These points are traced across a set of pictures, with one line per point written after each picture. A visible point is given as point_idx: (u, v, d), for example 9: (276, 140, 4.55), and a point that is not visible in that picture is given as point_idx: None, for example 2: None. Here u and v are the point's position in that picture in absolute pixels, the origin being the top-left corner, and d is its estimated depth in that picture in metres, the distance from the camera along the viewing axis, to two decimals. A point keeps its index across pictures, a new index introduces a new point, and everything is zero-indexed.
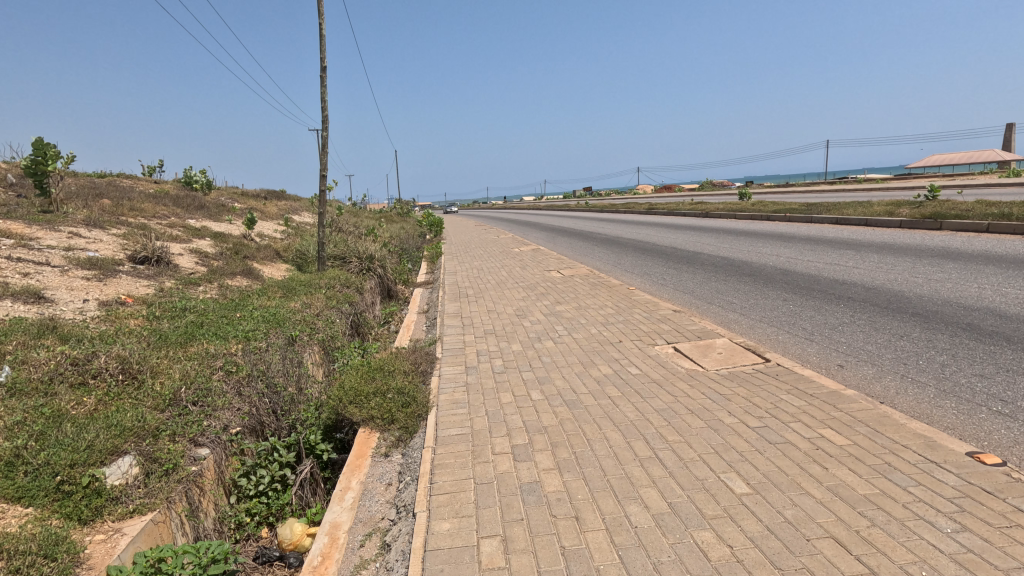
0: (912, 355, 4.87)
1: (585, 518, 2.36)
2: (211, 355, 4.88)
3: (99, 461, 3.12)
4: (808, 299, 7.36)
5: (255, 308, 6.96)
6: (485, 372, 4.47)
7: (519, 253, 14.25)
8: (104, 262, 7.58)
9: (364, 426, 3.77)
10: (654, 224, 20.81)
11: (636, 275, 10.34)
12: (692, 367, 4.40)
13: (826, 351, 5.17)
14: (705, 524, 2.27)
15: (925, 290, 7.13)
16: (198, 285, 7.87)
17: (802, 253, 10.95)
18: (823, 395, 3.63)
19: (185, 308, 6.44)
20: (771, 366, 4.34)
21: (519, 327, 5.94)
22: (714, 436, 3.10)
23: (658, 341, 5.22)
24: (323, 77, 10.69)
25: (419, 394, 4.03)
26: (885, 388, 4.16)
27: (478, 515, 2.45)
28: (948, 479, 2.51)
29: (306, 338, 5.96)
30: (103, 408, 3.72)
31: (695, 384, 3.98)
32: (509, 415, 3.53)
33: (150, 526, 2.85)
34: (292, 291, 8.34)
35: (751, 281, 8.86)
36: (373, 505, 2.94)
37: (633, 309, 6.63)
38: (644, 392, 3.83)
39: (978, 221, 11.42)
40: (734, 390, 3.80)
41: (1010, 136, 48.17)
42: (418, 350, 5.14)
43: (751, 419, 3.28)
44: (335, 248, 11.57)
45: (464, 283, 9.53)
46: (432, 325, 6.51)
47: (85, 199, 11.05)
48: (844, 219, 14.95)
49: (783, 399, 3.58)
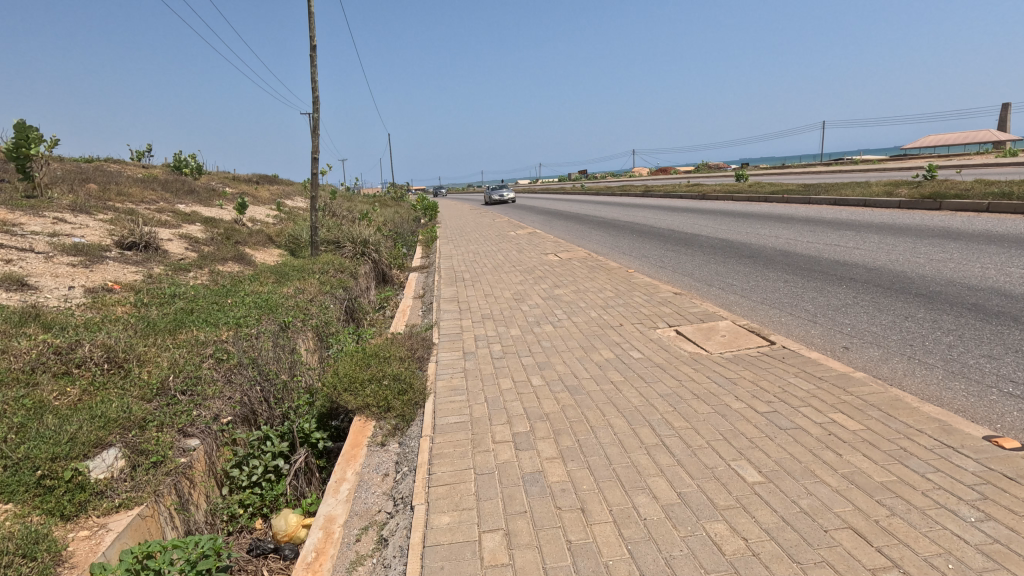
0: (918, 337, 4.79)
1: (592, 511, 2.25)
2: (201, 342, 4.74)
3: (82, 454, 2.98)
4: (809, 281, 7.25)
5: (247, 294, 6.80)
6: (483, 358, 4.35)
7: (516, 236, 14.08)
8: (90, 248, 7.38)
9: (359, 415, 3.66)
10: (642, 217, 17.44)
11: (634, 258, 10.17)
12: (695, 351, 4.30)
13: (830, 333, 5.07)
14: (717, 516, 2.17)
15: (927, 270, 7.04)
16: (188, 271, 7.71)
17: (802, 234, 10.82)
18: (832, 378, 3.53)
19: (174, 295, 6.28)
20: (777, 348, 4.23)
21: (517, 311, 5.81)
22: (722, 421, 3.00)
23: (660, 324, 5.11)
24: (313, 57, 10.41)
25: (416, 381, 3.91)
26: (892, 370, 4.11)
27: (478, 508, 2.34)
28: (968, 465, 2.41)
29: (299, 324, 5.84)
30: (88, 399, 3.57)
31: (701, 368, 3.87)
32: (508, 402, 3.41)
33: (136, 521, 2.76)
34: (285, 276, 8.21)
35: (752, 263, 8.72)
36: (368, 497, 2.81)
37: (632, 291, 6.51)
38: (648, 377, 3.73)
39: (978, 201, 11.33)
40: (740, 374, 3.70)
41: (1006, 115, 47.91)
42: (414, 336, 5.01)
43: (759, 404, 3.18)
44: (328, 233, 11.36)
45: (460, 267, 9.40)
46: (428, 310, 6.38)
47: (70, 183, 10.77)
48: (842, 199, 14.83)
49: (791, 382, 3.49)
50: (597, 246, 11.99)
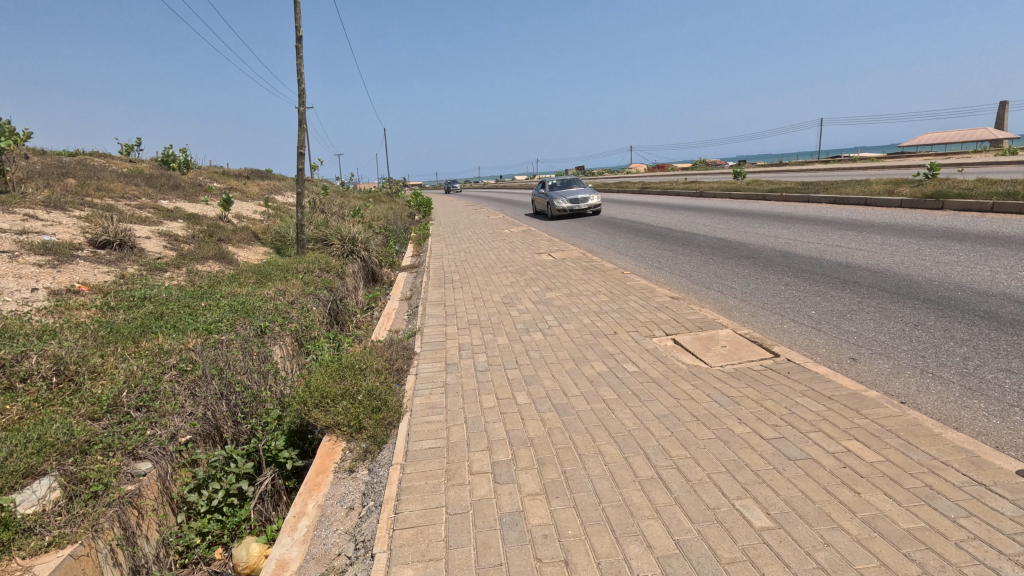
0: (930, 347, 4.52)
1: (576, 564, 1.96)
2: (164, 351, 4.41)
3: (8, 487, 2.68)
4: (811, 284, 6.98)
5: (224, 296, 6.48)
6: (466, 370, 4.04)
7: (509, 234, 13.79)
8: (59, 246, 7.05)
9: (328, 435, 3.35)
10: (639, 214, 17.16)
11: (629, 258, 9.88)
12: (694, 363, 4.00)
13: (836, 342, 4.79)
14: (721, 572, 1.88)
15: (934, 274, 6.77)
16: (165, 271, 7.38)
17: (802, 234, 10.54)
18: (843, 397, 3.23)
19: (144, 297, 5.95)
20: (781, 361, 3.94)
21: (506, 316, 5.51)
22: (724, 449, 2.70)
23: (656, 332, 4.82)
24: (299, 48, 10.05)
25: (392, 398, 3.60)
26: (904, 386, 3.83)
27: (447, 558, 2.05)
28: (1005, 509, 2.12)
29: (277, 329, 5.53)
30: (28, 419, 3.26)
31: (700, 384, 3.57)
32: (490, 425, 3.10)
33: (67, 563, 2.45)
34: (267, 276, 7.89)
35: (751, 264, 8.44)
36: (328, 536, 2.52)
37: (628, 295, 6.21)
38: (642, 395, 3.42)
39: (982, 201, 11.08)
40: (743, 392, 3.39)
41: (1003, 114, 47.83)
42: (395, 344, 4.70)
43: (765, 428, 2.89)
44: (316, 230, 11.02)
45: (450, 266, 9.10)
46: (413, 314, 6.08)
47: (47, 178, 10.40)
48: (842, 198, 14.58)
49: (798, 402, 3.19)
50: (592, 245, 11.69)
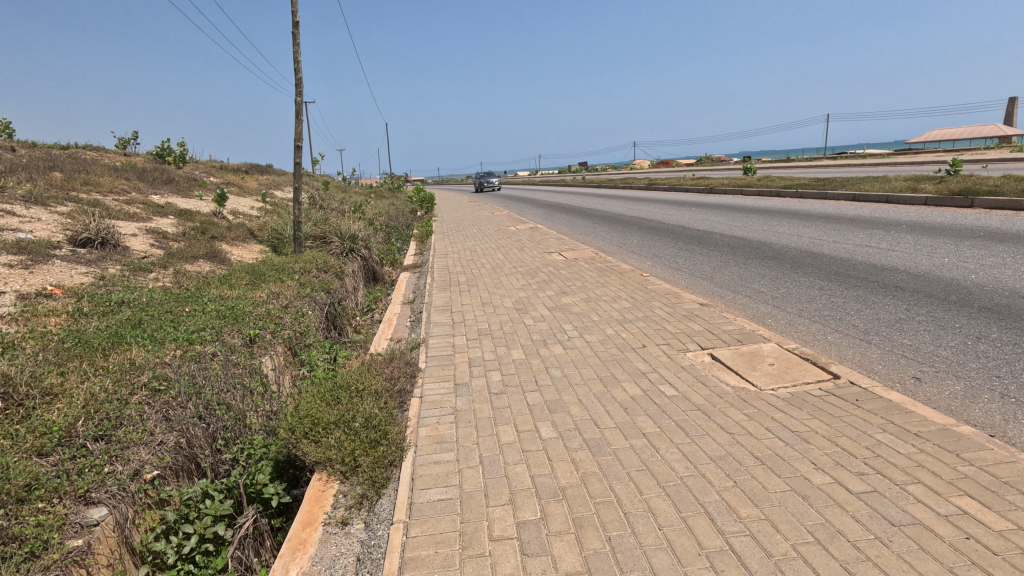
0: (1003, 365, 3.97)
1: None
2: (135, 366, 3.88)
3: None
4: (848, 288, 6.43)
5: (211, 299, 5.96)
6: (480, 393, 3.50)
7: (516, 231, 13.24)
8: (35, 245, 6.54)
9: (318, 474, 2.80)
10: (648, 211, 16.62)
11: (644, 258, 9.34)
12: (740, 385, 3.47)
13: (892, 358, 4.26)
14: None
15: (981, 278, 6.22)
16: (150, 271, 6.86)
17: (826, 233, 10.00)
18: (933, 435, 2.69)
19: (122, 301, 5.42)
20: (843, 385, 3.41)
21: (521, 325, 4.98)
22: (806, 507, 2.17)
23: (690, 345, 4.28)
24: (295, 34, 9.49)
25: (393, 428, 3.07)
26: (989, 414, 3.28)
27: None
28: None
29: (267, 338, 5.01)
30: None
31: (755, 414, 3.04)
32: (511, 469, 2.57)
33: None
34: (260, 276, 7.38)
35: (777, 265, 7.90)
36: None
37: (651, 301, 5.69)
38: (689, 429, 2.88)
39: (1016, 199, 10.50)
40: (810, 426, 2.86)
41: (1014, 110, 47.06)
42: (398, 359, 4.17)
43: (849, 477, 2.36)
44: (313, 227, 10.47)
45: (455, 267, 8.56)
46: (417, 321, 5.55)
47: (31, 171, 9.89)
48: (862, 195, 13.98)
49: (880, 440, 2.66)
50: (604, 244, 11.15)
